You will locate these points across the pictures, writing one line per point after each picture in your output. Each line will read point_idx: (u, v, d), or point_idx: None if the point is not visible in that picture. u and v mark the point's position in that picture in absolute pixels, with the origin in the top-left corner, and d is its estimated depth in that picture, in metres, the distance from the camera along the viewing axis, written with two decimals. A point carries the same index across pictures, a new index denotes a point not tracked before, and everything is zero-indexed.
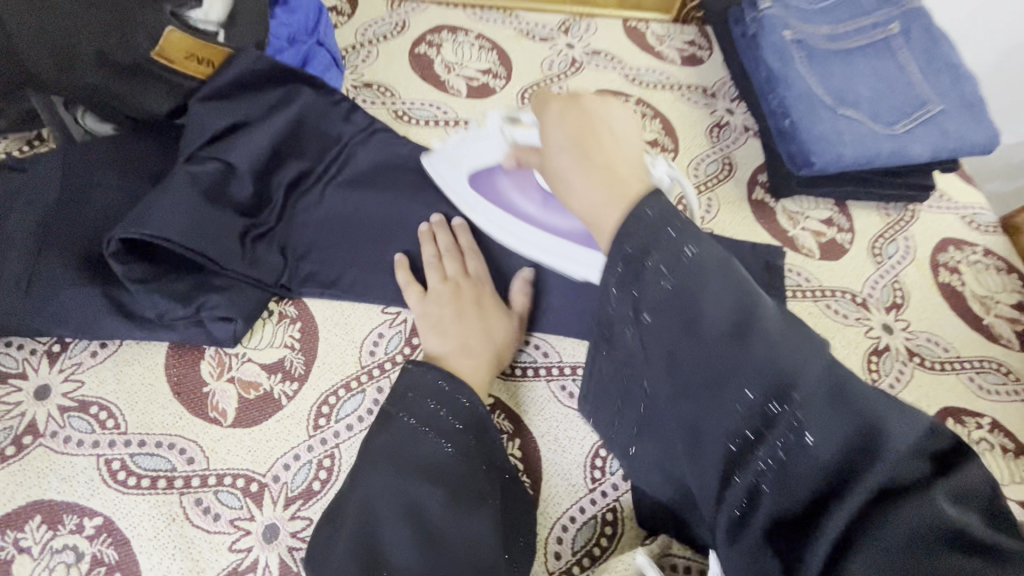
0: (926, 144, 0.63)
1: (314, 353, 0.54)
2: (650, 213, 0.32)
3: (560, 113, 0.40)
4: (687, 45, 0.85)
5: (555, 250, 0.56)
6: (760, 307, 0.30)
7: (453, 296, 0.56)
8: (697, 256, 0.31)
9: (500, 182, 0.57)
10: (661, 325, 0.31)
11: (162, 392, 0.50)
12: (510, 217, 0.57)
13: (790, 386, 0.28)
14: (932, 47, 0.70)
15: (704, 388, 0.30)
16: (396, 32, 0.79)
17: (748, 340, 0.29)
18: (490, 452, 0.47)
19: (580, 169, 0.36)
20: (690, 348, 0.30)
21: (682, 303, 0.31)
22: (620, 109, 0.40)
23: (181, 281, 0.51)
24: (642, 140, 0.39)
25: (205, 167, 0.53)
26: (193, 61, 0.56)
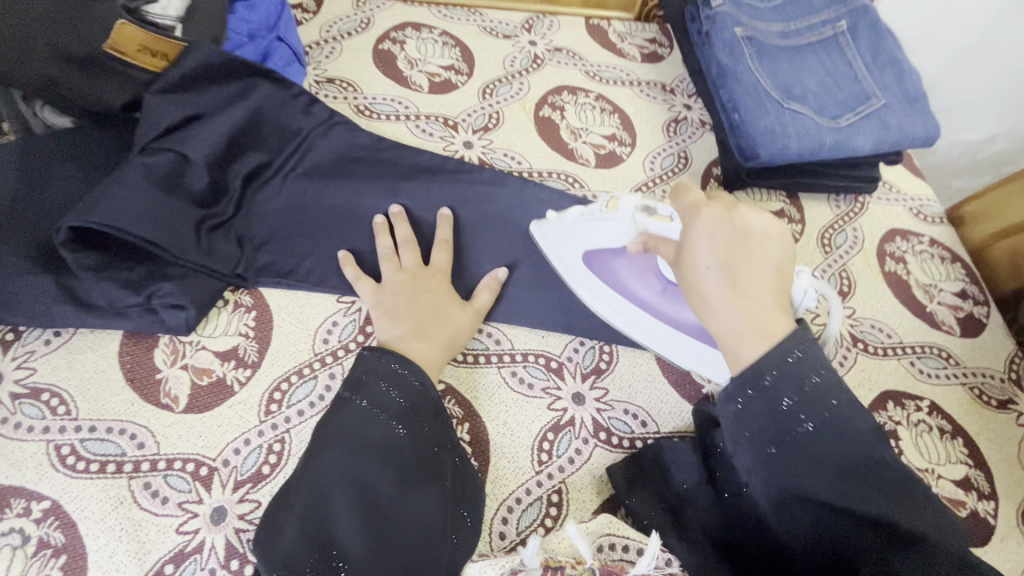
0: (869, 136, 0.66)
1: (267, 340, 0.55)
2: (793, 359, 0.38)
3: (712, 228, 0.44)
4: (648, 43, 0.87)
5: (672, 342, 0.57)
6: (888, 467, 0.37)
7: (407, 284, 0.57)
8: (840, 410, 0.38)
9: (619, 265, 0.58)
10: (799, 468, 0.38)
11: (115, 379, 0.51)
12: (625, 300, 0.58)
13: (907, 535, 0.36)
14: (878, 43, 0.73)
15: (826, 526, 0.37)
16: (361, 29, 0.81)
17: (869, 495, 0.36)
18: (442, 430, 0.48)
19: (727, 294, 0.41)
20: (819, 489, 0.37)
21: (813, 446, 0.37)
22: (775, 232, 0.43)
23: (134, 269, 0.52)
24: (785, 268, 0.43)
25: (159, 158, 0.54)
26: (147, 53, 0.56)
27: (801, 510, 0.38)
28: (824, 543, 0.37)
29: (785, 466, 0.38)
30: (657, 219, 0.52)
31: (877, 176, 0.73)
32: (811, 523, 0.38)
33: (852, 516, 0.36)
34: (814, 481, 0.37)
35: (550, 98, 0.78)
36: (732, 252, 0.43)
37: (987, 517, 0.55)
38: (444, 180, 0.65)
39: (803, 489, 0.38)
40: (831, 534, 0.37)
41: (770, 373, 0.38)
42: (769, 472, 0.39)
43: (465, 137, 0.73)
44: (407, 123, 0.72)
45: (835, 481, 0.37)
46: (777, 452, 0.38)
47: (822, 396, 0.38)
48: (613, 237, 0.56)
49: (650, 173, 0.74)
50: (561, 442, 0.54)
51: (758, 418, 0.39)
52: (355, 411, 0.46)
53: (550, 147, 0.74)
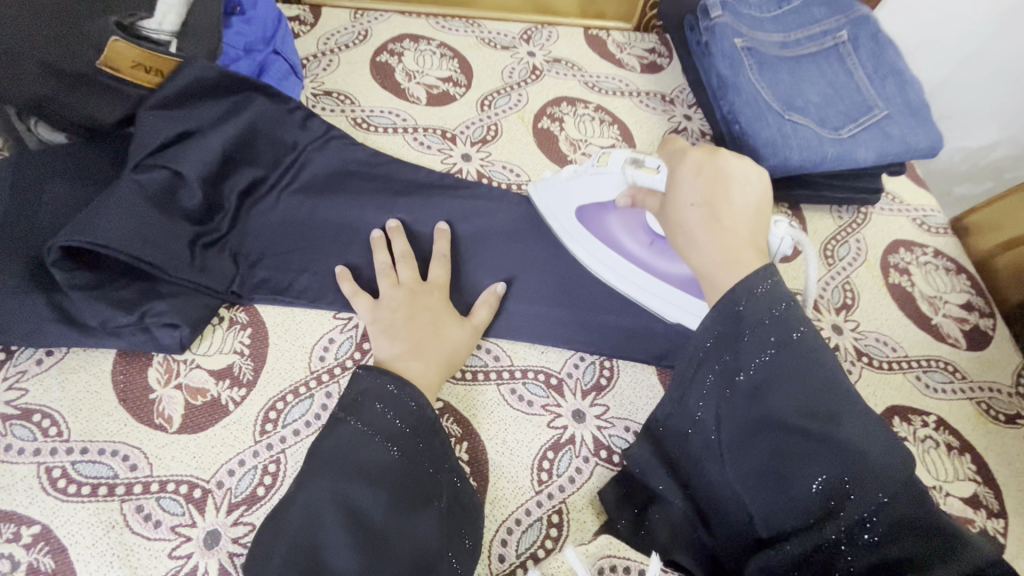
0: (871, 148, 0.65)
1: (263, 358, 0.55)
2: (764, 288, 0.40)
3: (695, 172, 0.49)
4: (647, 53, 0.87)
5: (658, 294, 0.59)
6: (848, 393, 0.37)
7: (406, 300, 0.56)
8: (804, 340, 0.38)
9: (611, 220, 0.61)
10: (767, 391, 0.38)
11: (108, 399, 0.50)
12: (614, 254, 0.60)
13: (876, 470, 0.34)
14: (879, 53, 0.72)
15: (790, 454, 0.36)
16: (358, 41, 0.80)
17: (836, 423, 0.36)
18: (439, 451, 0.47)
19: (705, 228, 0.46)
20: (781, 406, 0.37)
21: (777, 371, 0.38)
22: (753, 174, 0.48)
23: (128, 288, 0.51)
24: (761, 206, 0.47)
25: (152, 175, 0.53)
26: (140, 69, 0.56)
27: (766, 437, 0.38)
28: (788, 474, 0.36)
29: (753, 390, 0.39)
30: (645, 171, 0.55)
31: (880, 186, 0.72)
32: (776, 452, 0.37)
33: (820, 446, 0.35)
34: (779, 404, 0.37)
35: (549, 110, 0.78)
36: (711, 191, 0.47)
37: (997, 535, 0.54)
38: (442, 193, 0.64)
39: (770, 414, 0.37)
40: (795, 465, 0.36)
41: (746, 301, 0.40)
42: (737, 400, 0.40)
43: (463, 149, 0.72)
44: (405, 136, 0.72)
45: (801, 406, 0.37)
46: (745, 377, 0.39)
47: (787, 324, 0.39)
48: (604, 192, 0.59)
49: None
50: (562, 461, 0.53)
51: (727, 344, 0.40)
52: (347, 432, 0.45)
53: (549, 159, 0.73)
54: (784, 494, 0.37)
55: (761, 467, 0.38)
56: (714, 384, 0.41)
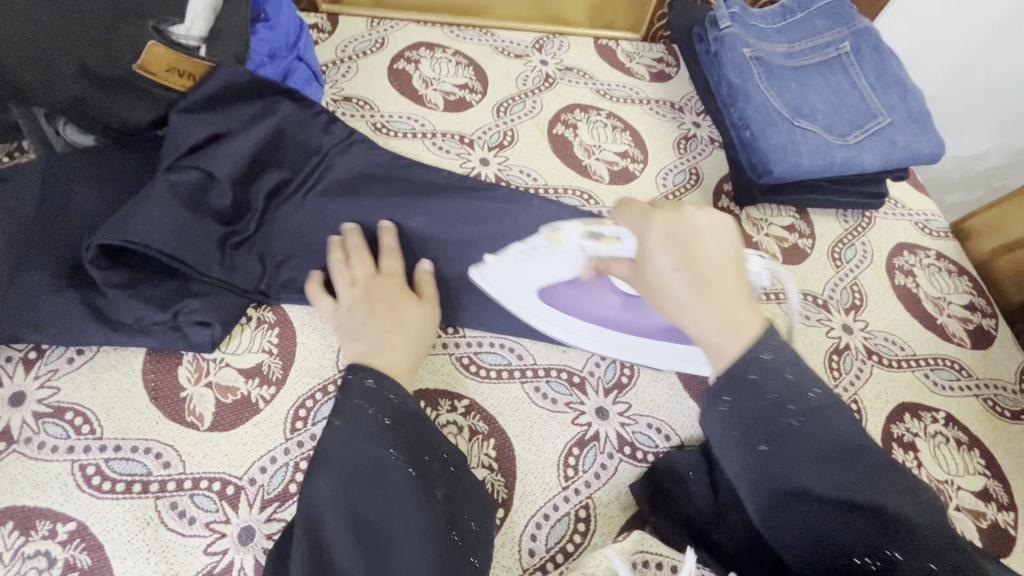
0: (877, 154, 0.67)
1: (291, 357, 0.55)
2: (772, 352, 0.38)
3: (667, 232, 0.44)
4: (656, 62, 0.89)
5: (648, 351, 0.58)
6: (871, 451, 0.37)
7: (364, 298, 0.56)
8: (820, 399, 0.38)
9: (573, 293, 0.59)
10: (791, 462, 0.36)
11: (139, 397, 0.51)
12: (586, 322, 0.59)
13: (913, 528, 0.34)
14: (881, 63, 0.75)
15: (829, 525, 0.35)
16: (375, 48, 0.82)
17: (866, 483, 0.35)
18: (428, 439, 0.47)
19: (694, 297, 0.42)
20: (808, 477, 0.36)
21: (798, 436, 0.36)
22: (721, 225, 0.44)
23: (161, 286, 0.52)
24: (738, 255, 0.44)
25: (186, 175, 0.54)
26: (174, 73, 0.58)
27: (800, 511, 0.36)
28: (833, 546, 0.35)
29: (777, 463, 0.36)
30: (605, 242, 0.51)
31: (884, 191, 0.74)
32: (814, 524, 0.35)
33: (856, 511, 0.35)
34: (806, 474, 0.36)
35: (562, 116, 0.80)
36: (691, 254, 0.43)
37: (1008, 528, 0.56)
38: (464, 196, 0.65)
39: (799, 485, 0.36)
40: (837, 535, 0.35)
41: (757, 369, 0.38)
42: (763, 471, 0.37)
43: (480, 154, 0.74)
44: (424, 141, 0.73)
45: (830, 471, 0.36)
46: (768, 447, 0.37)
47: (801, 386, 0.38)
48: (561, 269, 0.56)
49: (663, 190, 0.75)
50: (587, 457, 0.54)
51: (745, 412, 0.37)
52: (337, 435, 0.45)
53: (564, 164, 0.75)
54: (829, 566, 0.35)
55: (801, 542, 0.36)
56: (734, 456, 0.38)
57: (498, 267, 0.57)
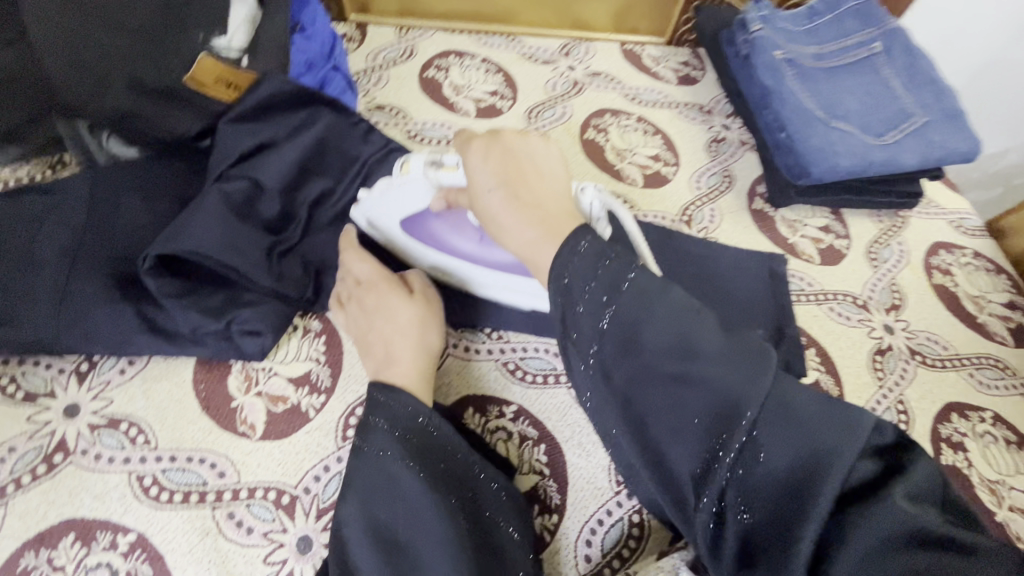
0: (915, 153, 0.67)
1: (339, 365, 0.55)
2: (584, 247, 0.39)
3: (485, 155, 0.46)
4: (681, 66, 0.90)
5: (501, 287, 0.57)
6: (692, 322, 0.37)
7: (363, 311, 0.54)
8: (639, 281, 0.38)
9: (434, 224, 0.57)
10: (623, 353, 0.37)
11: (192, 407, 0.51)
12: (449, 257, 0.57)
13: (741, 397, 0.35)
14: (913, 62, 0.75)
15: (669, 411, 0.36)
16: (405, 57, 0.83)
17: (689, 358, 0.36)
18: (446, 450, 0.45)
19: (513, 210, 0.43)
20: (635, 365, 0.37)
21: (624, 326, 0.38)
22: (538, 145, 0.47)
23: (212, 296, 0.52)
24: (560, 172, 0.46)
25: (235, 185, 0.55)
26: (223, 84, 0.58)
27: (641, 404, 0.37)
28: (678, 430, 0.36)
29: (610, 361, 0.38)
30: (446, 170, 0.50)
31: (922, 190, 0.73)
32: (655, 412, 0.37)
33: (684, 388, 0.36)
34: (636, 362, 0.37)
35: (593, 121, 0.80)
36: (501, 171, 0.45)
37: None
38: None
39: (633, 375, 0.37)
40: (672, 417, 0.36)
41: (569, 271, 0.39)
42: (607, 373, 0.38)
43: None
44: None
45: (654, 355, 0.37)
46: (598, 345, 0.38)
47: (618, 274, 0.38)
48: (414, 203, 0.54)
49: (696, 192, 0.75)
50: None
51: (575, 315, 0.39)
52: (358, 458, 0.44)
53: (597, 167, 0.75)
54: (683, 453, 0.36)
55: (642, 434, 0.38)
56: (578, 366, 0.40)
57: (368, 205, 0.56)
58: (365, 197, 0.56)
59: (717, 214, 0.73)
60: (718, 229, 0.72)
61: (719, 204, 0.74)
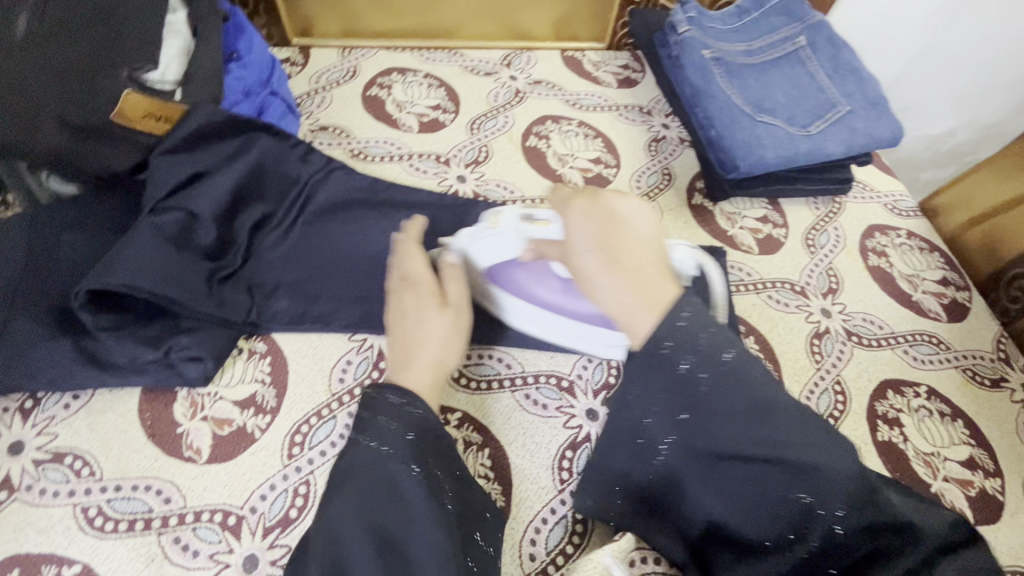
0: (838, 141, 0.70)
1: (284, 385, 0.56)
2: (684, 319, 0.41)
3: (585, 216, 0.47)
4: (621, 69, 0.92)
5: (580, 335, 0.60)
6: (789, 408, 0.39)
7: (400, 311, 0.56)
8: (732, 363, 0.40)
9: (518, 274, 0.59)
10: (715, 426, 0.40)
11: (137, 436, 0.52)
12: (531, 306, 0.60)
13: (832, 480, 0.38)
14: (836, 54, 0.78)
15: (751, 483, 0.40)
16: (348, 77, 0.84)
17: (790, 448, 0.38)
18: (447, 455, 0.47)
19: (609, 273, 0.45)
20: (729, 440, 0.39)
21: (717, 404, 0.40)
22: (638, 205, 0.47)
23: (151, 326, 0.53)
24: (656, 234, 0.47)
25: (169, 217, 0.56)
26: (151, 119, 0.60)
27: (724, 475, 0.40)
28: (755, 501, 0.40)
29: (702, 433, 0.41)
30: (537, 225, 0.52)
31: (851, 176, 0.76)
32: (737, 485, 0.40)
33: (774, 468, 0.39)
34: (731, 439, 0.39)
35: (535, 129, 0.82)
36: (603, 232, 0.46)
37: (996, 494, 0.57)
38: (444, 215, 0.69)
39: (722, 451, 0.40)
40: (761, 490, 0.39)
41: (670, 338, 0.40)
42: (693, 442, 0.41)
43: (457, 171, 0.76)
44: (401, 163, 0.75)
45: (753, 437, 0.39)
46: (688, 415, 0.41)
47: (715, 351, 0.40)
48: (502, 251, 0.56)
49: (637, 192, 0.77)
50: (580, 459, 0.55)
51: (670, 382, 0.41)
52: (370, 457, 0.44)
53: (539, 174, 0.77)
54: (750, 516, 0.41)
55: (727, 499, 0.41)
56: (665, 429, 0.43)
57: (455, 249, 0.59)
58: (458, 243, 0.58)
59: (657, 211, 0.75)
60: None
61: (659, 202, 0.76)
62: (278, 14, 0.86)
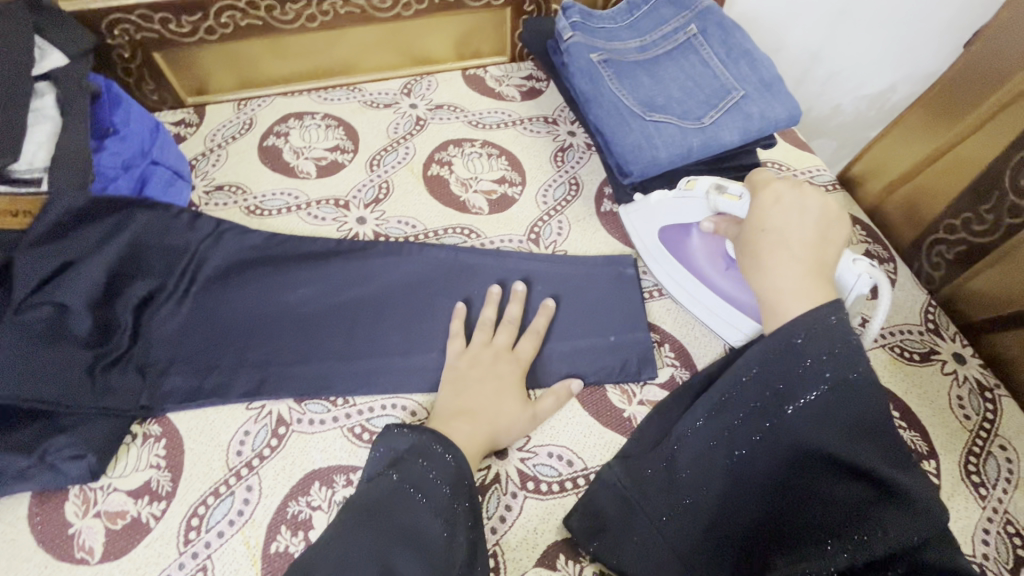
0: (734, 130, 0.68)
1: (179, 467, 0.55)
2: (836, 320, 0.42)
3: (776, 200, 0.51)
4: (525, 80, 0.91)
5: (726, 318, 0.62)
6: (892, 441, 0.40)
7: (492, 364, 0.59)
8: (859, 380, 0.40)
9: (692, 241, 0.64)
10: (814, 424, 0.40)
11: (26, 544, 0.50)
12: (689, 275, 0.64)
13: (913, 507, 0.37)
14: (728, 37, 0.75)
15: (834, 484, 0.39)
16: (243, 130, 0.83)
17: (876, 458, 0.39)
18: (474, 513, 0.46)
19: (773, 258, 0.48)
20: (822, 435, 0.40)
21: (835, 404, 0.40)
22: (829, 211, 0.49)
23: (25, 430, 0.51)
24: (836, 243, 0.49)
25: (36, 313, 0.55)
26: (10, 215, 0.61)
27: (802, 470, 0.40)
28: (823, 497, 0.39)
29: (797, 425, 0.41)
30: (727, 197, 0.57)
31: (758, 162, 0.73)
32: (812, 482, 0.40)
33: (858, 477, 0.39)
34: (830, 438, 0.40)
35: (437, 156, 0.80)
36: (785, 215, 0.49)
37: (930, 478, 0.54)
38: (340, 261, 0.67)
39: (811, 447, 0.40)
40: (836, 493, 0.39)
41: (804, 333, 0.42)
42: (782, 433, 0.41)
43: (358, 213, 0.74)
44: (298, 213, 0.73)
45: (852, 443, 0.39)
46: (793, 409, 0.41)
47: (846, 363, 0.40)
48: (686, 214, 0.62)
49: (544, 207, 0.75)
50: (490, 501, 0.53)
51: (780, 375, 0.42)
52: (400, 496, 0.43)
53: (442, 203, 0.75)
54: (812, 508, 0.40)
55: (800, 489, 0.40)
56: (759, 417, 0.43)
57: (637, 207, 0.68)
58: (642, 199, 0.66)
59: (565, 225, 0.73)
60: (568, 241, 0.72)
61: (567, 215, 0.74)
62: (165, 78, 0.83)
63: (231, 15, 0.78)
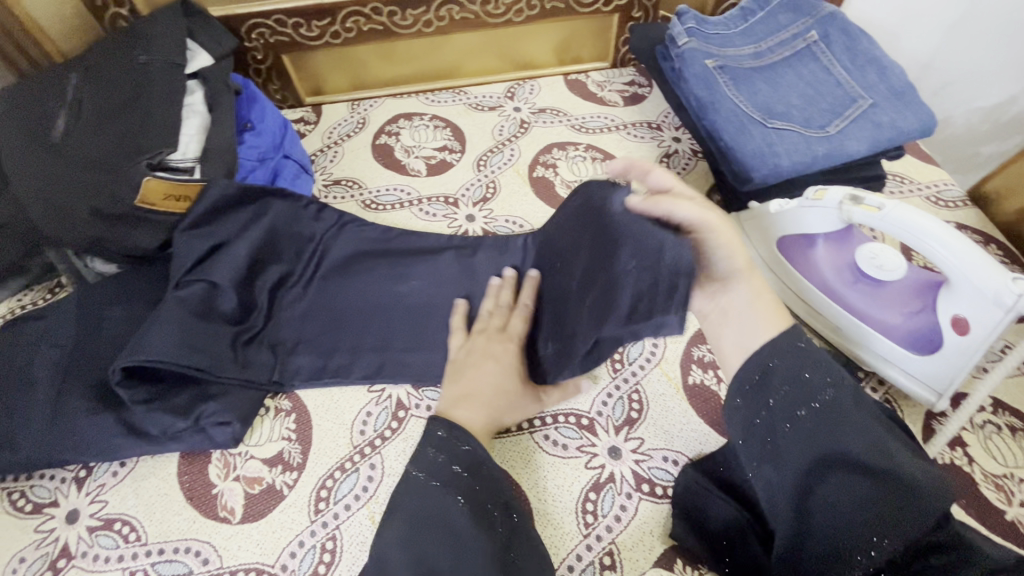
0: (862, 140, 0.65)
1: (309, 441, 0.58)
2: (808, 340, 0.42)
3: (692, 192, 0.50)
4: (627, 86, 0.91)
5: (857, 335, 0.58)
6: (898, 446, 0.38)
7: (479, 350, 0.57)
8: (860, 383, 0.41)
9: (817, 253, 0.61)
10: (826, 424, 0.38)
11: (177, 499, 0.55)
12: (811, 287, 0.61)
13: (922, 500, 0.36)
14: (852, 44, 0.73)
15: (846, 482, 0.37)
16: (358, 129, 0.88)
17: (885, 458, 0.37)
18: (497, 485, 0.47)
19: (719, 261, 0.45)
20: (831, 436, 0.38)
21: (841, 414, 0.39)
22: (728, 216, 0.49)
23: (181, 395, 0.56)
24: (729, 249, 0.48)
25: (192, 289, 0.60)
26: (171, 199, 0.64)
27: (817, 480, 0.38)
28: (835, 497, 0.37)
29: (807, 423, 0.39)
30: (865, 208, 0.54)
31: (883, 173, 0.71)
32: (824, 489, 0.37)
33: (872, 478, 0.37)
34: (841, 438, 0.38)
35: (542, 158, 0.81)
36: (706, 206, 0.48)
37: None
38: (453, 255, 0.69)
39: (827, 447, 0.38)
40: (848, 495, 0.37)
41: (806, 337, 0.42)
42: (795, 437, 0.39)
43: (466, 211, 0.76)
44: (411, 209, 0.77)
45: (857, 439, 0.38)
46: (806, 412, 0.39)
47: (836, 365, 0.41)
48: (815, 222, 0.59)
49: None
50: (606, 499, 0.53)
51: (786, 385, 0.41)
52: (415, 487, 0.45)
53: (548, 204, 0.76)
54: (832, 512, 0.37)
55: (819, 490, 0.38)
56: (757, 418, 0.41)
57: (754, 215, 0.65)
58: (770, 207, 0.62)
59: None
60: None
61: None
62: (289, 79, 0.89)
63: (355, 20, 0.83)
